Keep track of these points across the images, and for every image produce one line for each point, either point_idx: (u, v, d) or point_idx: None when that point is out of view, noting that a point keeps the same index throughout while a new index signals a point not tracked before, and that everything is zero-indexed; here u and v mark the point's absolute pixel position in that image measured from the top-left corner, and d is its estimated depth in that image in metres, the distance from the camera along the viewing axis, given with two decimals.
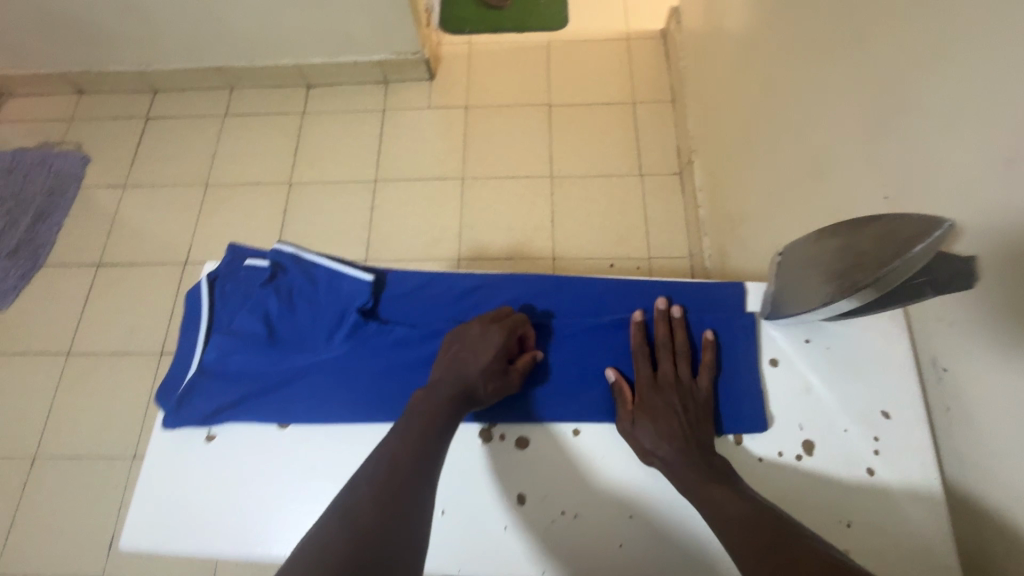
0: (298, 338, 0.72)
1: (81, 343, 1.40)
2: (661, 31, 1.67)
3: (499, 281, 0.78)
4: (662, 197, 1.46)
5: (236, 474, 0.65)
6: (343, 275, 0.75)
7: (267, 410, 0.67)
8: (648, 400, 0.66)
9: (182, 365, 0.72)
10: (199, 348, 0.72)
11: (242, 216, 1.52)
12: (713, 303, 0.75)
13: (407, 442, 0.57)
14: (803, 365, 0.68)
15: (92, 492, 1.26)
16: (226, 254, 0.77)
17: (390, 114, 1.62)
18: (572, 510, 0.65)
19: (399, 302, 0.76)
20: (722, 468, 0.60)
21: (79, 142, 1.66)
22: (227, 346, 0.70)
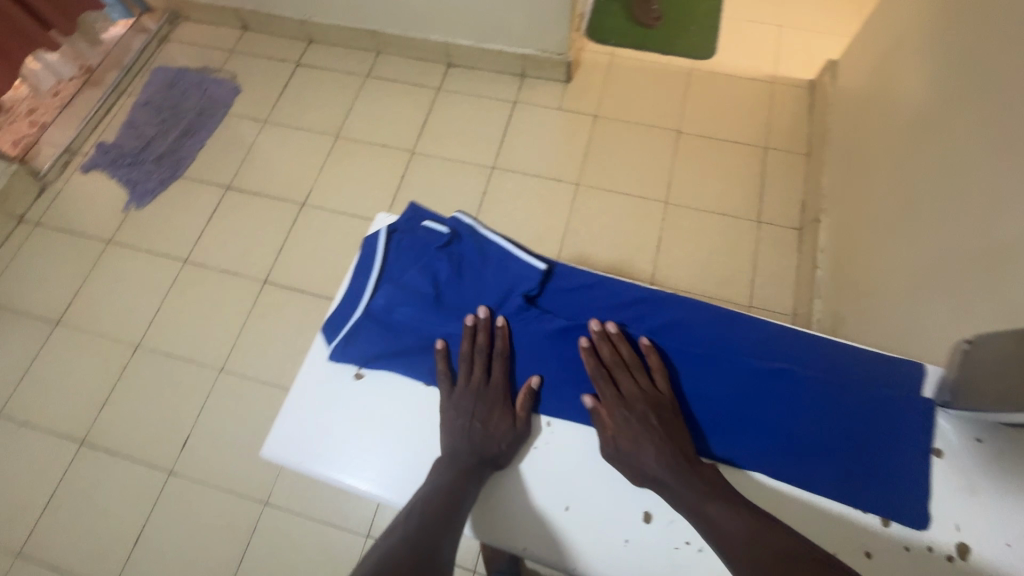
0: (459, 306, 0.80)
1: (198, 254, 1.51)
2: (809, 82, 1.62)
3: (662, 300, 0.80)
4: (776, 248, 1.41)
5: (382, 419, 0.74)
6: (516, 260, 0.81)
7: (422, 365, 0.77)
8: (620, 420, 0.71)
9: (349, 303, 0.81)
10: (369, 292, 0.80)
11: (362, 173, 1.60)
12: (888, 376, 0.72)
13: (440, 495, 0.64)
14: (970, 465, 0.66)
15: (178, 392, 1.35)
16: (408, 211, 0.86)
17: (520, 106, 1.65)
18: (697, 543, 0.66)
19: (558, 296, 0.81)
20: (714, 475, 0.66)
21: (234, 73, 1.79)
22: (397, 298, 0.79)
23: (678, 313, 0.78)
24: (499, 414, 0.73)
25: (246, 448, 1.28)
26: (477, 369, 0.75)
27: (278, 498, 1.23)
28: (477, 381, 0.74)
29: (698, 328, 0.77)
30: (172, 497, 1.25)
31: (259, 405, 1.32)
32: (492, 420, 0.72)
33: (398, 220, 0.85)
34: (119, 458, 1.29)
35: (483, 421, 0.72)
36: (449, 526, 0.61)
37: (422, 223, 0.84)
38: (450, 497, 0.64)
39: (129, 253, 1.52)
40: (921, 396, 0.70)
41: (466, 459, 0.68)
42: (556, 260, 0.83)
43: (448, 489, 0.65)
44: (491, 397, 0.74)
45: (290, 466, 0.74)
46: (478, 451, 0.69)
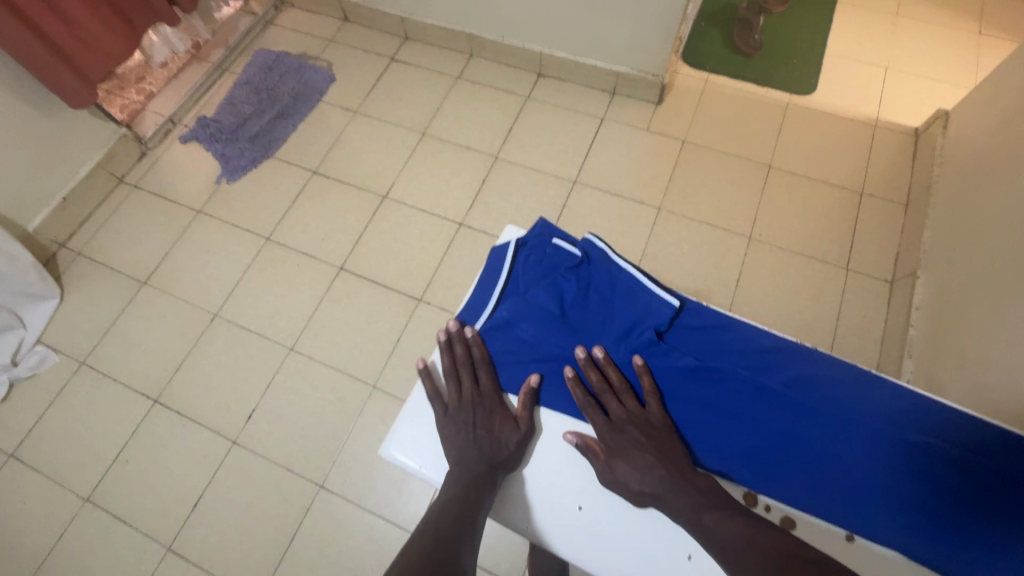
0: (587, 332, 0.83)
1: (280, 234, 1.56)
2: (914, 130, 1.55)
3: (795, 351, 0.79)
4: (865, 299, 1.35)
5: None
6: (649, 292, 0.81)
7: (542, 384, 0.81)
8: (612, 443, 0.75)
9: (474, 314, 0.85)
10: (494, 306, 0.84)
11: (444, 172, 1.62)
12: None
13: (453, 501, 0.69)
14: None
15: (248, 365, 1.39)
16: (538, 226, 0.86)
17: (607, 123, 1.64)
18: None
19: (687, 334, 0.81)
20: (703, 488, 0.71)
21: (331, 62, 1.84)
22: (531, 317, 0.82)
23: (811, 366, 0.78)
24: (499, 419, 0.78)
25: (307, 428, 1.31)
26: (467, 381, 0.81)
27: (333, 482, 1.25)
28: (469, 392, 0.80)
29: (829, 383, 0.77)
30: (233, 466, 1.29)
31: (324, 388, 1.35)
32: (493, 426, 0.77)
33: (528, 234, 0.86)
34: (187, 421, 1.34)
35: (488, 429, 0.77)
36: (464, 529, 0.66)
37: (552, 240, 0.85)
38: (466, 505, 0.68)
39: (216, 225, 1.59)
40: None
41: (476, 469, 0.73)
42: (687, 296, 0.83)
43: (464, 499, 0.69)
44: (487, 406, 0.79)
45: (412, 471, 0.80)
46: (489, 457, 0.74)
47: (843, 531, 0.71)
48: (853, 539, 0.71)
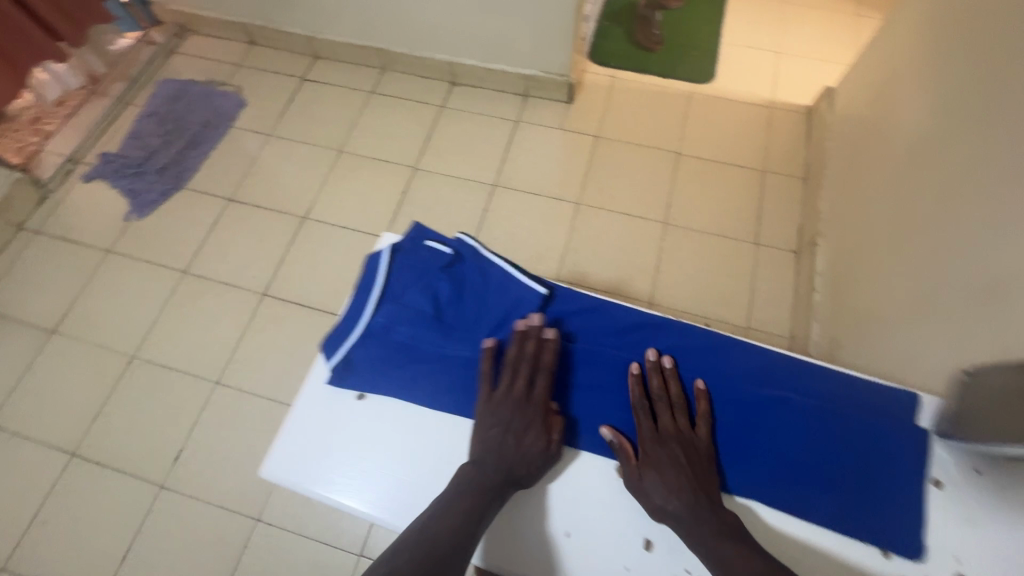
0: (463, 330, 0.76)
1: (197, 266, 1.51)
2: (806, 108, 1.65)
3: (662, 326, 0.78)
4: (774, 271, 1.42)
5: (395, 441, 0.70)
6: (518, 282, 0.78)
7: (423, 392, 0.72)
8: (651, 454, 0.68)
9: (348, 323, 0.76)
10: (369, 312, 0.76)
11: (365, 187, 1.61)
12: (881, 404, 0.72)
13: (456, 506, 0.61)
14: (970, 496, 0.65)
15: (173, 404, 1.34)
16: (411, 230, 0.81)
17: (522, 125, 1.67)
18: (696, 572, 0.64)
19: (565, 320, 0.79)
20: (737, 526, 0.63)
21: (240, 87, 1.81)
22: (400, 320, 0.75)
23: (682, 338, 0.78)
24: (534, 432, 0.69)
25: (240, 462, 1.27)
26: (519, 380, 0.71)
27: (270, 514, 1.21)
28: (517, 393, 0.70)
29: (701, 353, 0.77)
30: (163, 512, 1.23)
31: (255, 418, 1.31)
32: (526, 439, 0.68)
33: (402, 239, 0.81)
34: (110, 471, 1.27)
35: (519, 438, 0.68)
36: (460, 543, 0.58)
37: (426, 241, 0.80)
38: (470, 516, 0.60)
39: (128, 263, 1.52)
40: (915, 424, 0.70)
41: (491, 476, 0.64)
42: (557, 284, 0.81)
43: (469, 508, 0.61)
44: (530, 414, 0.70)
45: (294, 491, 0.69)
46: (509, 468, 0.65)
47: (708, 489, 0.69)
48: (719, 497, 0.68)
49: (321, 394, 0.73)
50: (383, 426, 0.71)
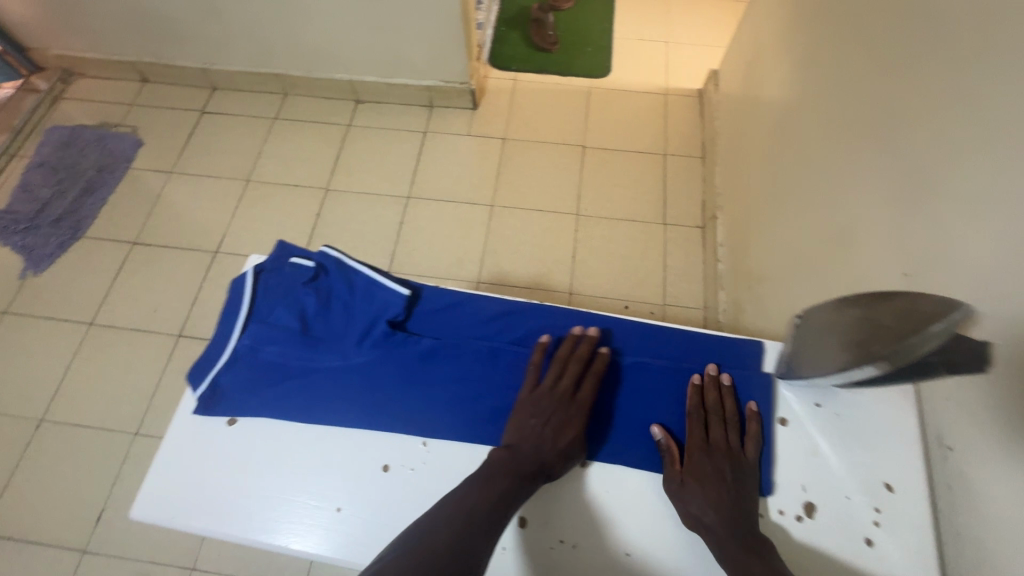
0: (332, 341, 0.65)
1: (105, 316, 1.44)
2: (698, 91, 1.75)
3: (529, 309, 0.70)
4: (683, 247, 1.49)
5: (296, 452, 0.59)
6: (382, 283, 0.67)
7: (290, 414, 0.60)
8: (700, 465, 0.64)
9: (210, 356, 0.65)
10: (231, 337, 0.65)
11: (277, 214, 1.58)
12: (733, 357, 0.75)
13: (489, 489, 0.54)
14: (812, 427, 0.68)
15: (90, 463, 1.27)
16: (275, 248, 0.71)
17: (430, 135, 1.69)
18: (572, 539, 0.63)
19: (431, 319, 0.69)
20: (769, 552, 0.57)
21: (135, 127, 1.74)
22: (263, 337, 0.64)
23: (555, 319, 0.70)
24: (572, 426, 0.60)
25: None
26: (570, 370, 0.63)
27: (206, 561, 1.17)
28: (565, 384, 0.62)
29: (576, 332, 0.69)
30: None
31: None
32: (563, 433, 0.60)
33: (264, 261, 0.70)
34: (24, 545, 1.20)
35: (557, 431, 0.59)
36: (483, 533, 0.50)
37: (290, 258, 0.69)
38: (501, 503, 0.53)
39: (27, 323, 1.44)
40: (762, 371, 0.72)
41: (525, 466, 0.56)
42: (422, 283, 0.72)
43: (501, 495, 0.54)
44: (569, 406, 0.61)
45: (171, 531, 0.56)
46: (542, 460, 0.57)
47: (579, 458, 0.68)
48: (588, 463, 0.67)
49: (186, 427, 0.60)
50: (271, 449, 0.59)
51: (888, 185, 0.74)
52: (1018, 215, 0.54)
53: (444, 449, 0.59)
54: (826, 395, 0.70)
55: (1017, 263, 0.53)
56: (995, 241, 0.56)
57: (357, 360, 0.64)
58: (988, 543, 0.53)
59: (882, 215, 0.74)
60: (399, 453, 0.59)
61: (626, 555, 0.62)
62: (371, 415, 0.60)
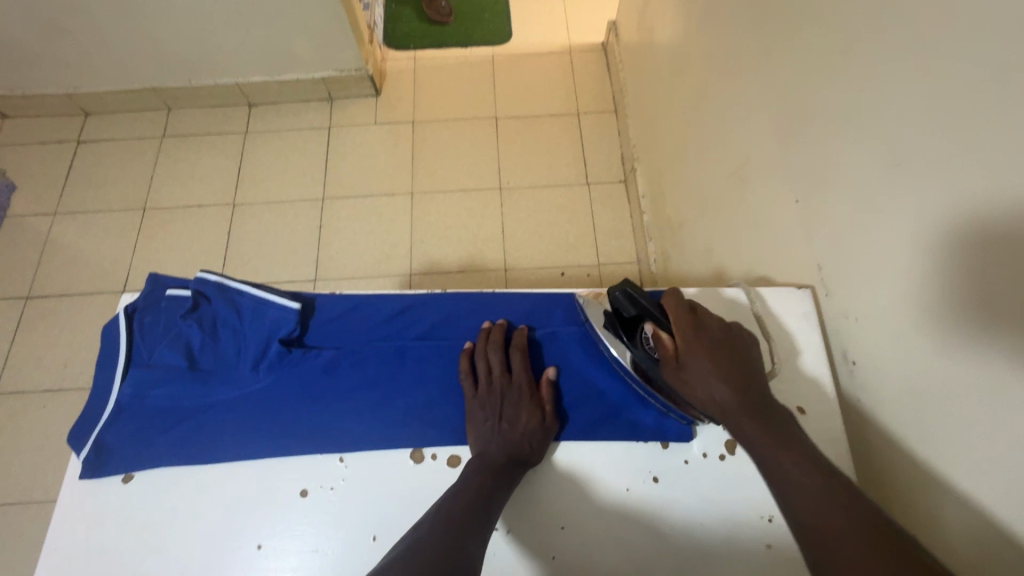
0: (225, 370, 0.62)
1: (9, 382, 1.32)
2: (601, 44, 1.73)
3: (430, 300, 0.70)
4: (608, 205, 1.49)
5: (207, 496, 0.55)
6: (268, 301, 0.64)
7: (190, 453, 0.57)
8: (694, 346, 0.56)
9: (94, 409, 0.60)
10: (114, 386, 0.60)
11: (184, 239, 1.47)
12: None
13: (464, 492, 0.52)
14: None
15: (24, 540, 1.18)
16: (146, 283, 0.66)
17: (335, 130, 1.60)
18: (503, 525, 0.58)
19: (329, 328, 0.67)
20: (792, 426, 0.51)
21: (3, 170, 1.57)
22: (147, 380, 0.60)
23: (457, 307, 0.70)
24: (526, 411, 0.60)
25: None
26: (495, 367, 0.63)
27: None
28: (499, 378, 0.62)
29: (480, 316, 0.70)
30: None
31: None
32: (518, 420, 0.59)
33: (136, 299, 0.65)
34: None
35: (512, 421, 0.59)
36: (472, 534, 0.49)
37: (166, 291, 0.65)
38: (480, 502, 0.51)
39: None
40: None
41: (497, 460, 0.55)
42: (315, 293, 0.70)
43: (476, 491, 0.52)
44: (514, 394, 0.61)
45: None
46: (511, 451, 0.56)
47: None
48: None
49: (76, 500, 0.55)
50: (179, 501, 0.55)
51: (773, 114, 0.74)
52: (884, 129, 0.54)
53: (363, 462, 0.57)
54: None
55: (886, 173, 0.54)
56: (867, 155, 0.57)
57: (256, 386, 0.61)
58: (896, 442, 0.56)
59: (772, 146, 0.75)
60: (317, 475, 0.56)
61: (560, 529, 0.58)
62: (279, 440, 0.58)
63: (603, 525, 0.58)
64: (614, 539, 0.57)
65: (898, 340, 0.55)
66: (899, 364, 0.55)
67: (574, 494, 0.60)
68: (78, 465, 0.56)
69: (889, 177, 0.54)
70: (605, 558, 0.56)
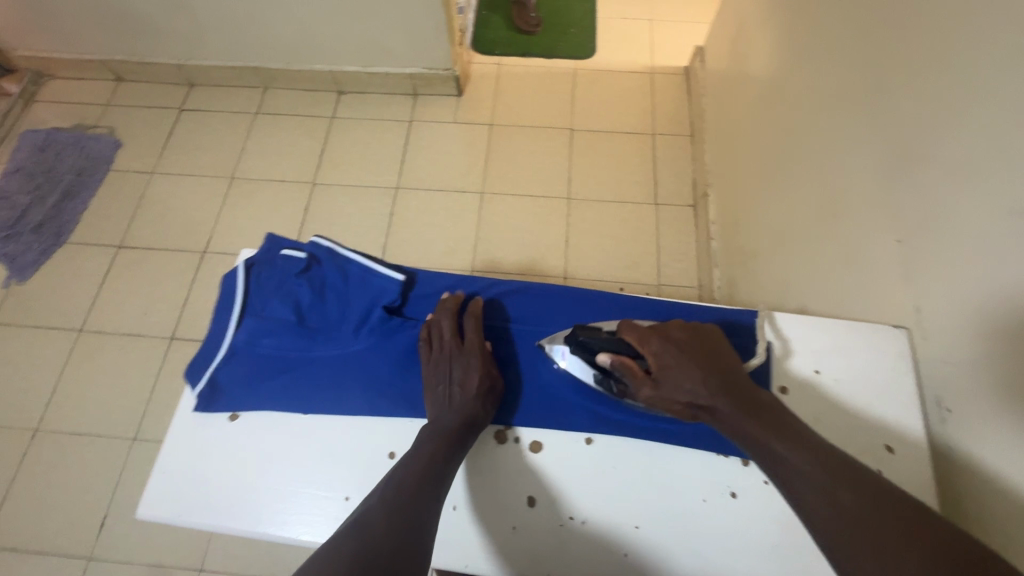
0: (329, 329, 0.66)
1: (94, 321, 1.42)
2: (683, 69, 1.74)
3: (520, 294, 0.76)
4: (674, 226, 1.49)
5: (303, 446, 0.58)
6: (375, 272, 0.68)
7: (292, 401, 0.61)
8: (661, 357, 0.60)
9: (210, 350, 0.65)
10: (229, 331, 0.66)
11: (265, 210, 1.56)
12: (731, 329, 0.74)
13: (418, 458, 0.54)
14: (814, 395, 0.67)
15: (88, 471, 1.26)
16: (265, 241, 0.71)
17: (416, 124, 1.67)
18: (581, 515, 0.61)
19: (426, 303, 0.71)
20: (777, 409, 0.55)
21: (113, 128, 1.70)
22: (259, 330, 0.64)
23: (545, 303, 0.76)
24: (473, 374, 0.61)
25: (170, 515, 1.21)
26: (446, 335, 0.65)
27: (212, 562, 1.17)
28: (449, 346, 0.63)
29: (566, 312, 0.75)
30: None
31: None
32: (467, 381, 0.61)
33: (255, 254, 0.70)
34: (29, 554, 1.19)
35: (461, 383, 0.61)
36: (427, 500, 0.51)
37: (281, 250, 0.70)
38: (431, 472, 0.53)
39: (15, 334, 1.41)
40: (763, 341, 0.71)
41: (449, 428, 0.57)
42: (417, 269, 0.74)
43: (429, 466, 0.54)
44: (463, 358, 0.62)
45: (178, 527, 0.56)
46: (457, 412, 0.58)
47: (583, 435, 0.65)
48: (593, 440, 0.65)
49: (186, 429, 0.60)
50: (276, 445, 0.58)
51: (878, 152, 0.74)
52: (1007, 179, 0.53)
53: None
54: (826, 359, 0.69)
55: (1007, 223, 0.53)
56: (984, 203, 0.56)
57: (355, 347, 0.65)
58: (993, 498, 0.54)
59: (873, 183, 0.74)
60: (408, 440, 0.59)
61: (635, 529, 0.60)
62: (373, 400, 0.61)
63: (677, 530, 0.60)
64: (688, 545, 0.59)
65: (1003, 393, 0.53)
66: (1001, 419, 0.53)
67: (651, 495, 0.61)
68: (193, 397, 0.61)
69: (1009, 228, 0.53)
70: (677, 562, 0.58)
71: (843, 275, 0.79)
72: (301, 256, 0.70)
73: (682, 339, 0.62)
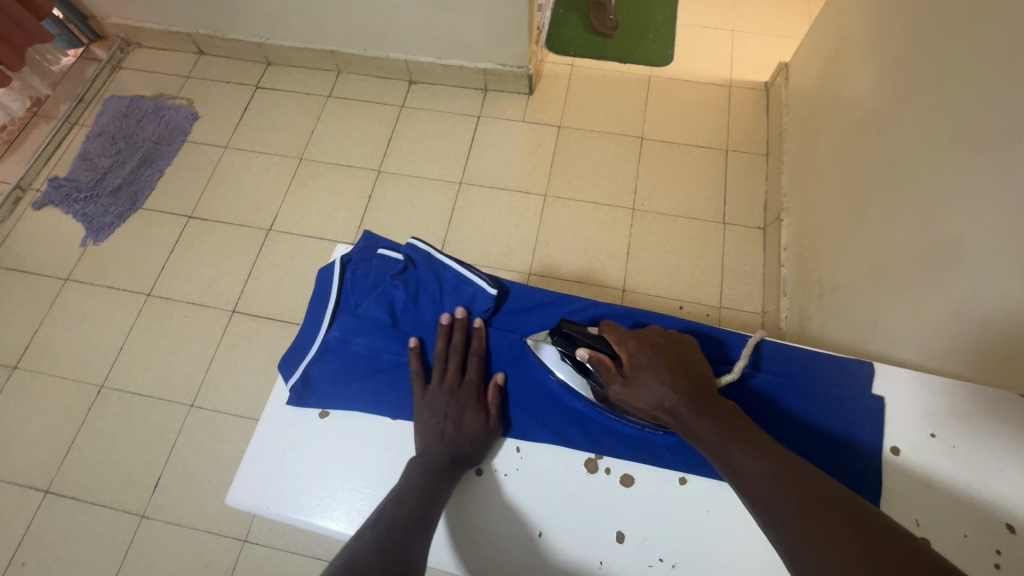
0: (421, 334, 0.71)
1: (162, 288, 1.47)
2: (764, 84, 1.68)
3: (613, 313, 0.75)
4: (742, 248, 1.44)
5: (388, 449, 0.63)
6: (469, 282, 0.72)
7: (382, 401, 0.65)
8: (635, 357, 0.62)
9: (304, 343, 0.71)
10: (322, 326, 0.71)
11: (330, 194, 1.58)
12: (834, 377, 0.72)
13: (406, 496, 0.56)
14: (928, 460, 0.64)
15: (147, 431, 1.31)
16: (361, 239, 0.75)
17: (484, 120, 1.66)
18: (670, 558, 0.60)
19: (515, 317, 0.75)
20: (731, 410, 0.57)
21: (191, 100, 1.75)
22: (353, 328, 0.69)
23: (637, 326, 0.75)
24: (472, 412, 0.65)
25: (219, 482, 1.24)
26: (452, 367, 0.68)
27: (257, 534, 1.20)
28: (454, 378, 0.67)
29: None
30: (144, 540, 1.21)
31: (234, 434, 1.29)
32: (465, 419, 0.64)
33: (351, 251, 0.75)
34: (87, 505, 1.24)
35: (458, 422, 0.64)
36: (415, 534, 0.53)
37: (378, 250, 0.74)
38: (423, 497, 0.56)
39: (89, 291, 1.47)
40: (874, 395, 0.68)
41: (439, 461, 0.60)
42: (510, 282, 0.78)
43: (420, 491, 0.57)
44: (465, 396, 0.66)
45: (269, 515, 0.61)
46: (452, 448, 0.61)
47: (677, 474, 0.64)
48: (687, 480, 0.64)
49: (281, 423, 0.65)
50: (361, 446, 0.63)
51: (1010, 201, 0.68)
52: None
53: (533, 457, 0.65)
54: (944, 421, 0.65)
55: None
56: None
57: None
58: None
59: (999, 234, 0.69)
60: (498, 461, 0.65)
61: None
62: None
63: None
64: None
65: None
66: None
67: (743, 544, 0.61)
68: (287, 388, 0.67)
69: None
70: None
71: (950, 328, 0.74)
72: (398, 258, 0.74)
73: (659, 345, 0.64)
